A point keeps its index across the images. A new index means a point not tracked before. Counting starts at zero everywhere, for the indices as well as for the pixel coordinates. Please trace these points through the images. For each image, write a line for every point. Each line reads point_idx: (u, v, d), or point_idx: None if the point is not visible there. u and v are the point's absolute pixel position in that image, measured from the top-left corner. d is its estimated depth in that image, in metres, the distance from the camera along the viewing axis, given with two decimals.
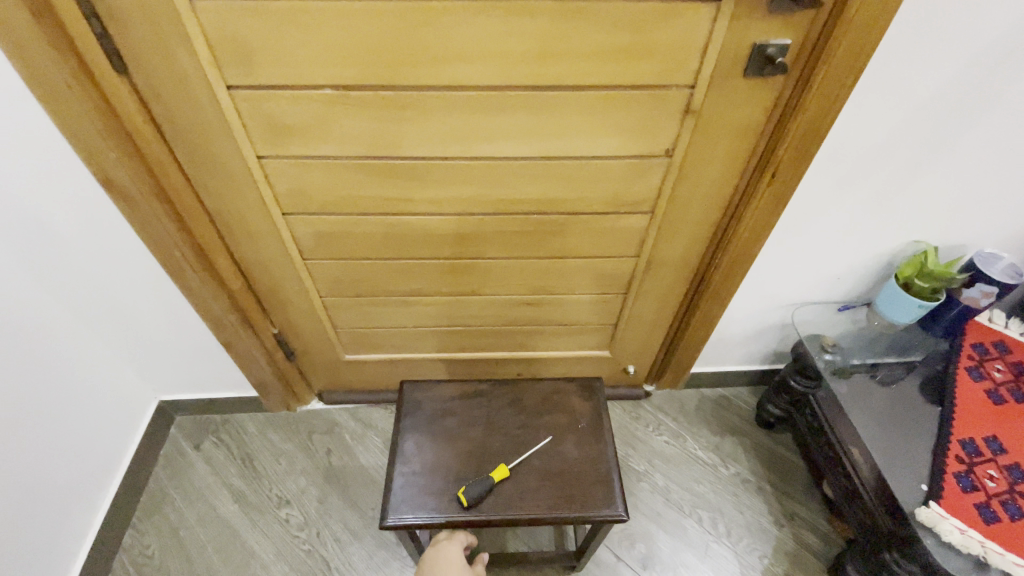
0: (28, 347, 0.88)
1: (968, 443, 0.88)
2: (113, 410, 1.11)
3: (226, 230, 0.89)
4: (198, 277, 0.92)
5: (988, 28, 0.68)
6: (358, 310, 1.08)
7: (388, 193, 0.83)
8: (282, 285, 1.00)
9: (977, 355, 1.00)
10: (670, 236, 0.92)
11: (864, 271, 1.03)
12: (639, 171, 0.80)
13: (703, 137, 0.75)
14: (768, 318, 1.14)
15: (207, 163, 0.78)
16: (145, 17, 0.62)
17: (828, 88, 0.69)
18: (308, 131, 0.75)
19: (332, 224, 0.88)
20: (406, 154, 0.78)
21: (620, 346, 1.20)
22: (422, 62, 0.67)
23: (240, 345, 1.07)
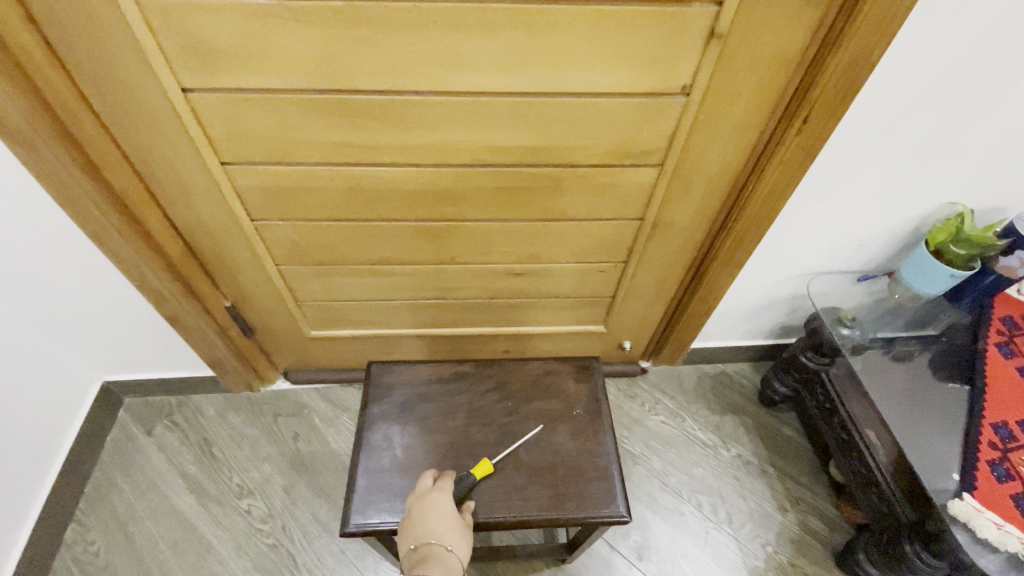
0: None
1: (1003, 428, 0.81)
2: (49, 394, 0.97)
3: (156, 184, 0.74)
4: (126, 239, 0.78)
5: None
6: (321, 280, 0.95)
7: (349, 139, 0.70)
8: (230, 251, 0.86)
9: (1007, 330, 0.91)
10: (679, 195, 0.80)
11: (889, 237, 0.92)
12: (648, 114, 0.67)
13: (727, 71, 0.63)
14: (779, 289, 1.03)
15: (119, 97, 0.63)
16: None
17: (885, 7, 0.56)
18: (243, 57, 0.60)
19: (285, 177, 0.75)
20: (369, 88, 0.64)
21: (616, 320, 1.09)
22: None
23: (187, 320, 0.94)
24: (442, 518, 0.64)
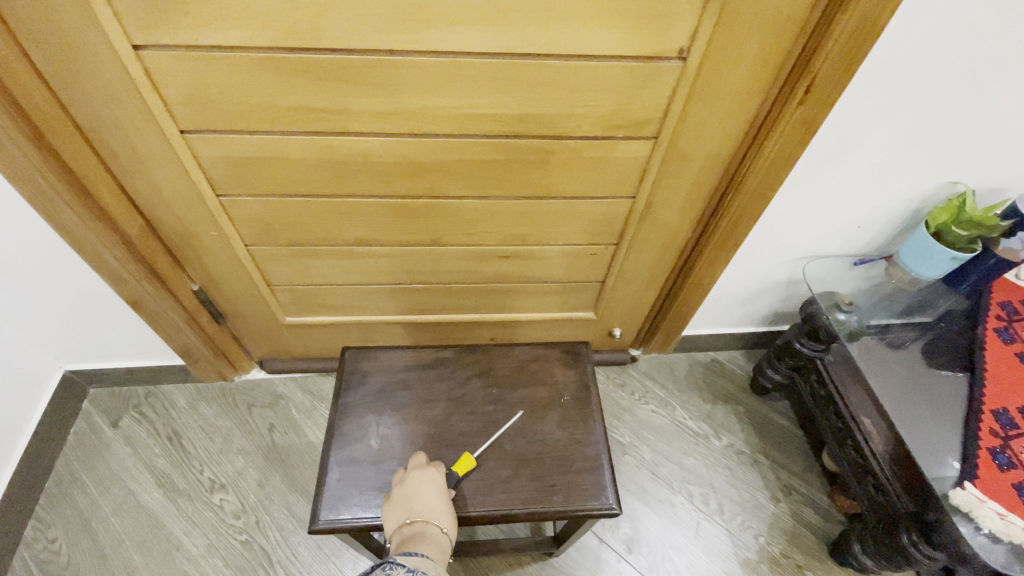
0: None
1: (1003, 414, 0.79)
2: (1, 384, 0.90)
3: (109, 154, 0.68)
4: (78, 214, 0.72)
5: None
6: (296, 263, 0.90)
7: (320, 106, 0.64)
8: (194, 230, 0.80)
9: (1004, 316, 0.89)
10: (673, 171, 0.75)
11: (888, 219, 0.89)
12: (644, 79, 0.63)
13: (726, 35, 0.58)
14: (773, 274, 1.00)
15: (60, 53, 0.57)
16: None
17: None
18: (195, 9, 0.54)
19: (251, 148, 0.69)
20: (339, 48, 0.58)
21: (606, 306, 1.06)
22: None
23: (151, 304, 0.88)
24: (439, 499, 0.62)
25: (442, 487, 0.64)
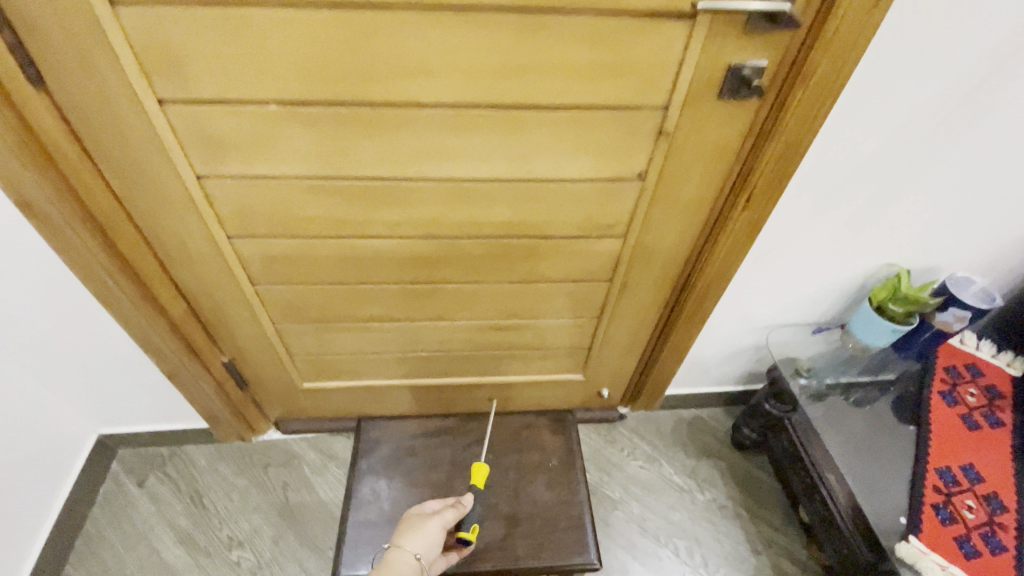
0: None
1: (946, 472, 0.89)
2: (45, 450, 0.99)
3: (164, 254, 0.81)
4: (133, 304, 0.84)
5: (966, 54, 0.66)
6: (315, 336, 1.01)
7: (345, 215, 0.78)
8: (229, 311, 0.92)
9: (950, 379, 1.01)
10: (644, 259, 0.88)
11: (838, 294, 1.01)
12: (611, 194, 0.76)
13: (676, 162, 0.72)
14: (743, 340, 1.11)
15: (137, 183, 0.71)
16: (53, 18, 0.55)
17: (806, 111, 0.66)
18: (250, 149, 0.68)
19: (284, 247, 0.82)
20: (363, 173, 0.72)
21: (594, 370, 1.16)
22: (374, 74, 0.61)
23: (185, 375, 0.99)
24: (436, 527, 0.68)
25: (446, 516, 0.70)
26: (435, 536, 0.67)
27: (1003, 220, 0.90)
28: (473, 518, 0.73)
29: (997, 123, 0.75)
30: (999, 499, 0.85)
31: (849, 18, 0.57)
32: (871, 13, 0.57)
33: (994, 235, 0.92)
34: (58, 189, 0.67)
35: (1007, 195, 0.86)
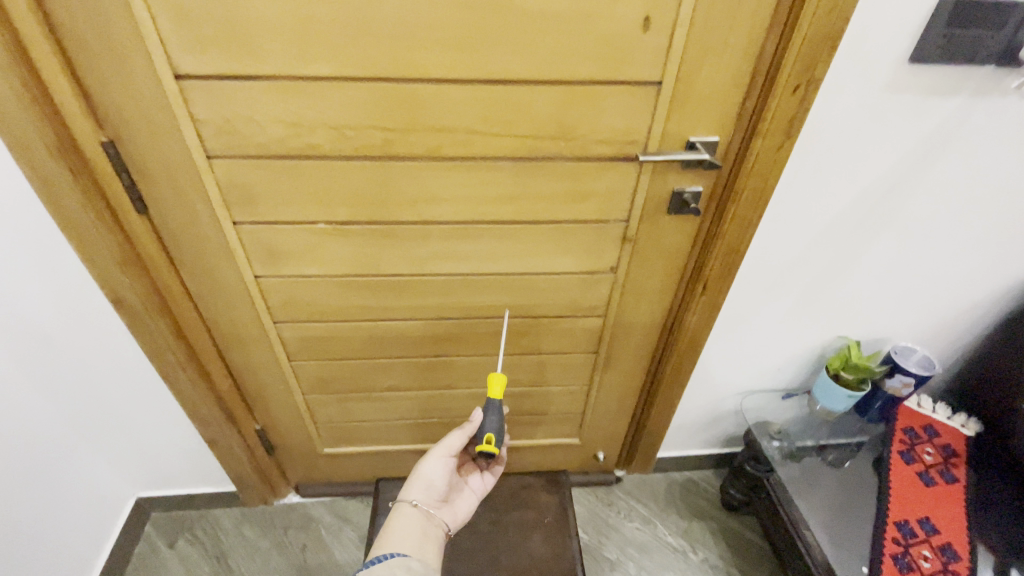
0: (18, 454, 0.90)
1: (905, 525, 0.98)
2: (92, 510, 1.10)
3: (220, 338, 0.97)
4: (189, 381, 0.98)
5: (865, 176, 0.82)
6: (338, 406, 1.15)
7: (372, 303, 0.94)
8: (267, 384, 1.07)
9: (907, 439, 1.09)
10: (624, 335, 1.03)
11: (800, 363, 1.15)
12: (591, 283, 0.93)
13: (641, 259, 0.90)
14: (721, 405, 1.23)
15: (208, 283, 0.88)
16: (168, 171, 0.74)
17: (740, 221, 0.83)
18: (301, 255, 0.86)
19: (319, 330, 0.98)
20: (389, 271, 0.90)
21: (588, 434, 1.28)
22: (403, 202, 0.81)
23: (223, 442, 1.12)
24: (439, 459, 0.80)
25: (449, 443, 0.81)
26: (438, 469, 0.80)
27: (934, 300, 1.03)
28: (488, 429, 0.79)
29: (904, 224, 0.89)
30: (953, 550, 0.93)
31: (761, 158, 0.76)
32: (778, 154, 0.75)
33: (929, 312, 1.05)
34: (146, 289, 0.84)
35: (932, 280, 1.00)
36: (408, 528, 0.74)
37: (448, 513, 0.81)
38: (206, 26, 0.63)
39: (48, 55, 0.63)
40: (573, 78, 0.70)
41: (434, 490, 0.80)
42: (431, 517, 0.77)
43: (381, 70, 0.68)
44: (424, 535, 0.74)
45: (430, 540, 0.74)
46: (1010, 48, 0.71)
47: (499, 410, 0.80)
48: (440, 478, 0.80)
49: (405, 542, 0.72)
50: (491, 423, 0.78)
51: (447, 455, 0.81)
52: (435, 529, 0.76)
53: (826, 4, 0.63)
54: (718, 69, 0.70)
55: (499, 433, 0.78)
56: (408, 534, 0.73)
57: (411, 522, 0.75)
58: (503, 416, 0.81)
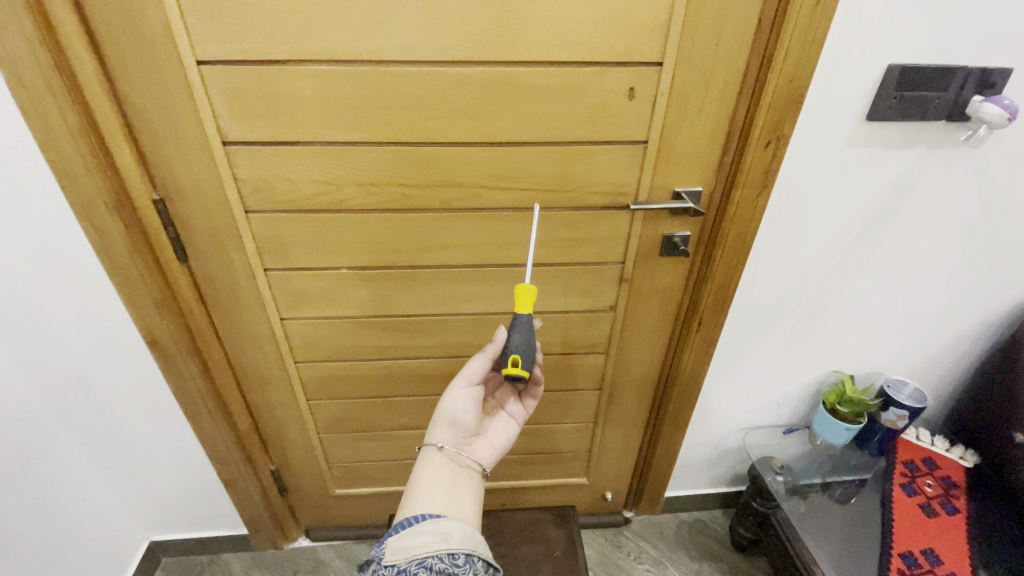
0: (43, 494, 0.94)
1: (909, 556, 1.00)
2: (106, 553, 1.12)
3: (242, 378, 1.03)
4: (211, 420, 1.03)
5: (837, 220, 0.89)
6: (351, 445, 1.18)
7: (388, 343, 1.01)
8: (283, 424, 1.12)
9: (909, 472, 1.13)
10: (626, 372, 1.09)
11: (798, 398, 1.18)
12: (592, 320, 1.00)
13: (638, 298, 0.97)
14: (725, 442, 1.26)
15: (237, 325, 0.95)
16: (210, 224, 0.83)
17: (728, 262, 0.90)
18: (324, 298, 0.94)
19: (337, 369, 1.04)
20: (404, 312, 0.97)
21: (595, 473, 1.30)
22: (420, 247, 0.89)
23: (239, 483, 1.15)
24: (461, 392, 0.75)
25: (470, 370, 0.75)
26: (462, 403, 0.75)
27: (919, 334, 1.09)
28: (514, 350, 0.70)
29: (880, 263, 0.96)
30: None
31: (742, 205, 0.84)
32: (758, 202, 0.84)
33: (915, 346, 1.10)
34: (180, 332, 0.91)
35: (914, 315, 1.05)
36: (437, 476, 0.70)
37: (481, 450, 0.77)
38: (255, 102, 0.73)
39: (116, 127, 0.73)
40: (570, 139, 0.80)
41: (460, 425, 0.75)
42: (461, 458, 0.74)
43: (402, 135, 0.78)
44: (454, 479, 0.70)
45: (463, 485, 0.70)
46: (958, 107, 0.78)
47: (526, 326, 0.71)
48: (465, 412, 0.75)
49: (436, 500, 0.66)
50: (516, 343, 0.70)
51: (470, 384, 0.75)
52: (467, 473, 0.72)
53: (787, 75, 0.73)
54: (697, 129, 0.79)
55: (526, 354, 0.70)
56: (438, 486, 0.68)
57: (439, 468, 0.71)
58: (533, 335, 0.72)
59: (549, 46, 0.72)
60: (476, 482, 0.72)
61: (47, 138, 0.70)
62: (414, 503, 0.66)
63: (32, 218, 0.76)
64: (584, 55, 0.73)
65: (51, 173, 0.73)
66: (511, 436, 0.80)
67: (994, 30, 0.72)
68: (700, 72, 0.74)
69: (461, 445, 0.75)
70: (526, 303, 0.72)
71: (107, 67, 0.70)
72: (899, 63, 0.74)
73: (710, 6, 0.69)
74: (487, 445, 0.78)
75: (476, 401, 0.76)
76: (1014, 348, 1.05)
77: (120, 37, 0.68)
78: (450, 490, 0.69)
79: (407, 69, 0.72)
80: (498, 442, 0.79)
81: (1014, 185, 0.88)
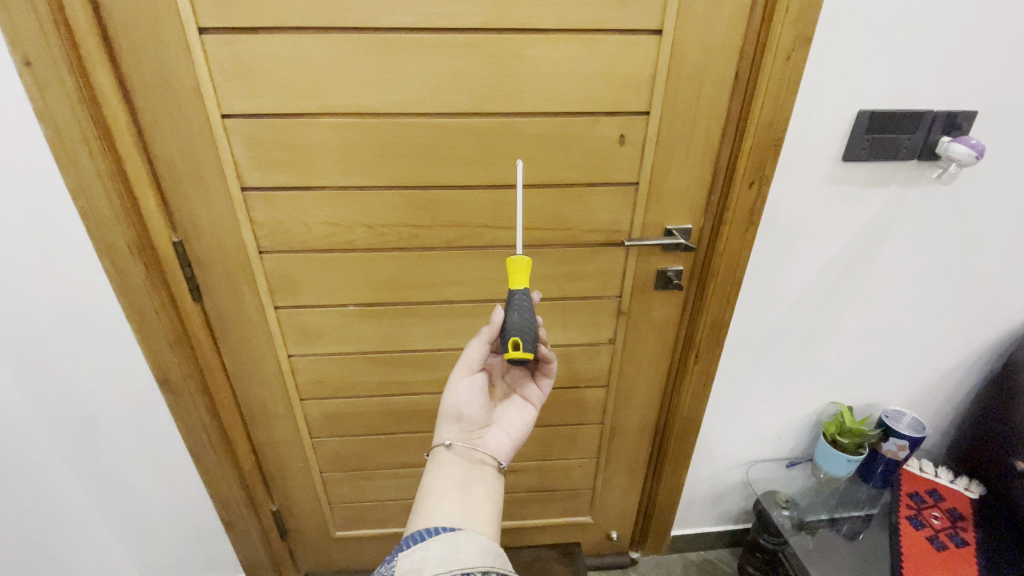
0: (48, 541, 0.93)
1: None
2: None
3: (248, 415, 1.04)
4: (216, 459, 1.03)
5: (823, 254, 0.94)
6: (354, 484, 1.18)
7: (392, 378, 1.03)
8: (287, 462, 1.12)
9: (914, 504, 1.14)
10: (627, 405, 1.10)
11: (798, 430, 1.19)
12: (591, 354, 1.03)
13: (636, 331, 1.00)
14: (729, 476, 1.26)
15: (246, 363, 0.98)
16: (225, 264, 0.87)
17: (721, 295, 0.94)
18: (332, 335, 0.97)
19: (342, 406, 1.06)
20: (409, 347, 1.00)
21: (600, 511, 1.28)
22: (424, 285, 0.93)
23: (240, 524, 1.14)
24: (461, 384, 0.74)
25: (469, 359, 0.74)
26: (464, 396, 0.74)
27: (912, 364, 1.11)
28: (512, 332, 0.65)
29: (867, 294, 1.00)
30: None
31: (730, 240, 0.88)
32: (745, 237, 0.88)
33: (910, 375, 1.13)
34: (190, 370, 0.93)
35: (906, 345, 1.08)
36: (447, 477, 0.70)
37: (494, 439, 0.76)
38: (273, 151, 0.79)
39: (142, 175, 0.78)
40: (566, 181, 0.85)
41: (467, 418, 0.74)
42: (473, 453, 0.73)
43: (409, 180, 0.83)
44: (466, 478, 0.70)
45: (475, 483, 0.70)
46: (927, 147, 0.83)
47: (520, 303, 0.66)
48: (469, 405, 0.74)
49: (446, 507, 0.65)
50: (511, 325, 0.65)
51: (471, 373, 0.74)
52: (480, 468, 0.72)
53: (765, 121, 0.78)
54: (685, 171, 0.85)
55: (525, 335, 0.65)
56: (448, 489, 0.68)
57: (449, 467, 0.71)
58: (531, 312, 0.67)
59: (546, 98, 0.78)
60: (490, 476, 0.71)
61: (79, 187, 0.75)
62: (424, 511, 0.65)
63: (57, 261, 0.80)
64: (577, 106, 0.79)
65: (79, 219, 0.77)
66: (526, 419, 0.79)
67: (955, 78, 0.78)
68: (685, 119, 0.81)
69: (472, 438, 0.75)
70: (521, 276, 0.67)
71: (138, 121, 0.76)
72: (868, 109, 0.80)
73: (690, 62, 0.76)
74: (501, 432, 0.77)
75: (479, 390, 0.75)
76: (1006, 378, 1.07)
77: (153, 94, 0.74)
78: (462, 491, 0.68)
79: (415, 120, 0.79)
80: (512, 428, 0.77)
81: (989, 219, 0.93)
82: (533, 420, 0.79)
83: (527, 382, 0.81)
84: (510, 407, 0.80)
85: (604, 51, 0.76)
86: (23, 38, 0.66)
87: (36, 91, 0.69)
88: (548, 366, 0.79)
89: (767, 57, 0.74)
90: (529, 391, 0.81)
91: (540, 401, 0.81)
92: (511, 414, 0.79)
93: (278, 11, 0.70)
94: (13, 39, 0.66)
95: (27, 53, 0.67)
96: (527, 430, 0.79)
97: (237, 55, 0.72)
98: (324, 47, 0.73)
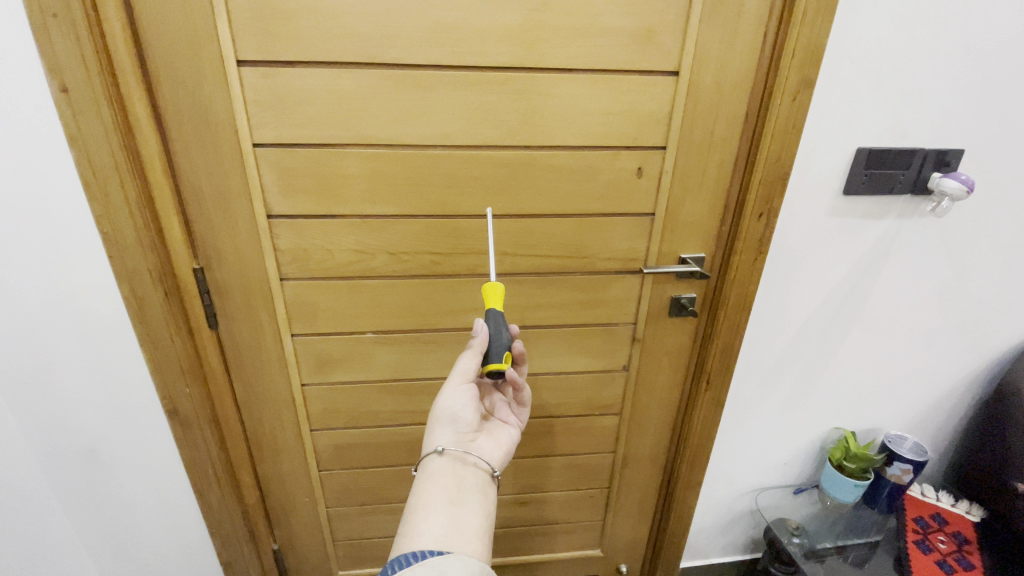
0: None
1: None
2: None
3: (256, 447, 1.02)
4: (220, 495, 0.99)
5: (825, 282, 0.98)
6: (359, 519, 1.14)
7: (405, 407, 1.02)
8: (293, 498, 1.09)
9: (920, 529, 1.15)
10: (639, 433, 1.11)
11: (804, 456, 1.21)
12: (605, 381, 1.04)
13: (649, 357, 1.02)
14: (738, 504, 1.25)
15: (257, 393, 0.96)
16: (245, 292, 0.87)
17: (731, 322, 0.96)
18: (348, 362, 0.96)
19: (353, 437, 1.04)
20: (424, 374, 0.99)
21: (610, 544, 1.27)
22: (443, 312, 0.94)
23: (237, 564, 1.09)
24: (458, 389, 0.72)
25: (464, 367, 0.72)
26: (460, 400, 0.71)
27: (911, 390, 1.15)
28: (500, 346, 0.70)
29: (867, 321, 1.04)
30: None
31: (741, 267, 0.91)
32: (756, 266, 0.91)
33: (909, 400, 1.16)
34: (201, 400, 0.90)
35: (904, 370, 1.12)
36: (438, 487, 0.66)
37: (487, 446, 0.74)
38: (302, 180, 0.81)
39: (168, 202, 0.78)
40: (587, 211, 0.88)
41: (462, 422, 0.72)
42: (467, 457, 0.70)
43: (434, 209, 0.85)
44: (460, 486, 0.67)
45: (467, 493, 0.66)
46: (921, 182, 0.89)
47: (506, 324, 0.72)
48: (464, 408, 0.72)
49: (435, 526, 0.61)
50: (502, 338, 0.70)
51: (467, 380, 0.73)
52: (475, 473, 0.69)
53: (773, 157, 0.83)
54: (697, 202, 0.89)
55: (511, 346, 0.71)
56: (439, 503, 0.64)
57: (442, 475, 0.67)
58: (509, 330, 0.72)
59: (568, 133, 0.82)
60: (483, 482, 0.69)
61: (105, 213, 0.75)
62: (411, 531, 0.61)
63: (77, 286, 0.78)
64: (598, 141, 0.83)
65: (102, 243, 0.77)
66: (513, 434, 0.78)
67: (943, 120, 0.85)
68: (699, 154, 0.85)
69: (465, 442, 0.72)
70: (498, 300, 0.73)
71: (168, 148, 0.77)
72: (865, 147, 0.86)
73: (704, 102, 0.82)
74: (492, 441, 0.75)
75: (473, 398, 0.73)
76: (1000, 402, 1.11)
77: (186, 123, 0.75)
78: (454, 504, 0.64)
79: (442, 153, 0.82)
80: (503, 438, 0.76)
81: (977, 250, 0.99)
82: (519, 437, 0.78)
83: (506, 407, 0.82)
84: (499, 423, 0.79)
85: (624, 90, 0.80)
86: (62, 65, 0.67)
87: (71, 117, 0.69)
88: (522, 398, 0.80)
89: (775, 98, 0.80)
90: (506, 415, 0.80)
91: (523, 421, 0.82)
92: (499, 428, 0.78)
93: (317, 47, 0.73)
94: (52, 67, 0.67)
95: (65, 80, 0.67)
96: (515, 444, 0.77)
97: (273, 87, 0.75)
98: (358, 82, 0.76)
